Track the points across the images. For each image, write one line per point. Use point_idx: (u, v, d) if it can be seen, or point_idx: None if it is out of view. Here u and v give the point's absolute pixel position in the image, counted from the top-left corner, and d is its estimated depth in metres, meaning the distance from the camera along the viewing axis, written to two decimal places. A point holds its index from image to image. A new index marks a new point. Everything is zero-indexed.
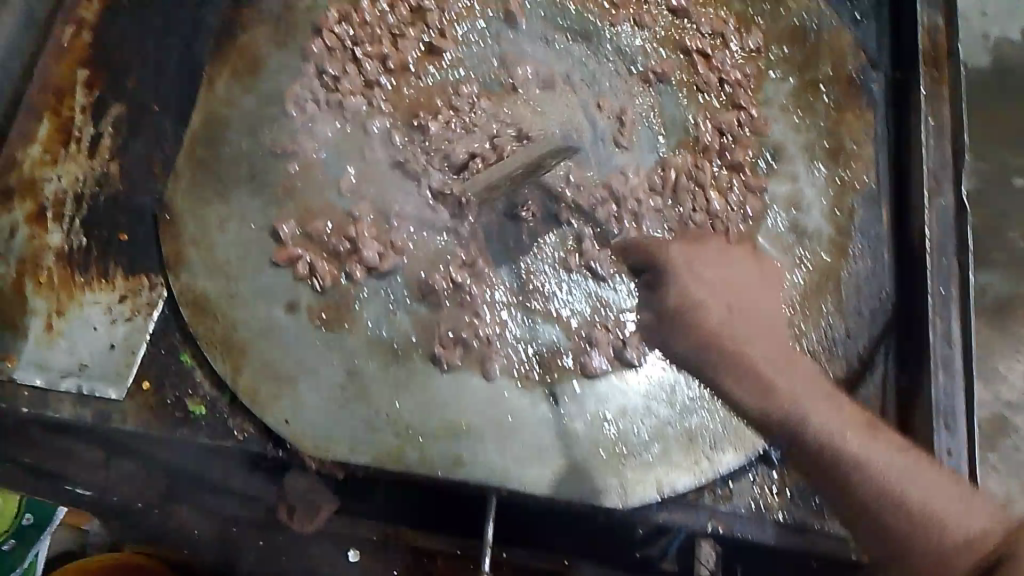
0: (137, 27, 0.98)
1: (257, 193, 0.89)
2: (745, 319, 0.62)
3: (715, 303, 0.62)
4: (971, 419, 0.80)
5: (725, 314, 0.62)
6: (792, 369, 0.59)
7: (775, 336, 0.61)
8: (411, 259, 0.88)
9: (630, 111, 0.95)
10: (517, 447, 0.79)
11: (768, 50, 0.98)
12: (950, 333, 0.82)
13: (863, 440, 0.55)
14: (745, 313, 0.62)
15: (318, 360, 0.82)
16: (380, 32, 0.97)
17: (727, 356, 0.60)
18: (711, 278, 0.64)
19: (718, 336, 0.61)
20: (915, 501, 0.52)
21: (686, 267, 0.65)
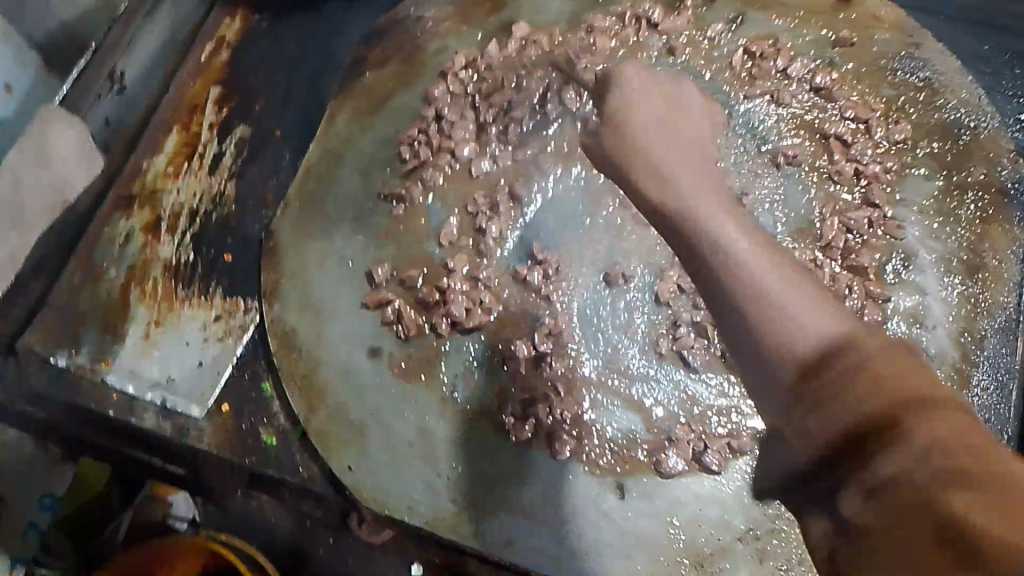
0: (272, 53, 1.02)
1: (360, 231, 0.91)
2: (680, 148, 0.58)
3: (645, 116, 0.61)
4: None
5: (648, 123, 0.60)
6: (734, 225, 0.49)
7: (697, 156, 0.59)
8: (497, 320, 0.86)
9: (752, 194, 0.89)
10: (574, 539, 0.76)
11: (915, 145, 0.90)
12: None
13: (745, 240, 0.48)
14: (672, 134, 0.59)
15: (389, 412, 0.82)
16: (502, 80, 0.96)
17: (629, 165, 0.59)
18: (658, 107, 0.62)
19: (647, 178, 0.58)
20: (771, 290, 0.46)
21: (633, 85, 0.63)
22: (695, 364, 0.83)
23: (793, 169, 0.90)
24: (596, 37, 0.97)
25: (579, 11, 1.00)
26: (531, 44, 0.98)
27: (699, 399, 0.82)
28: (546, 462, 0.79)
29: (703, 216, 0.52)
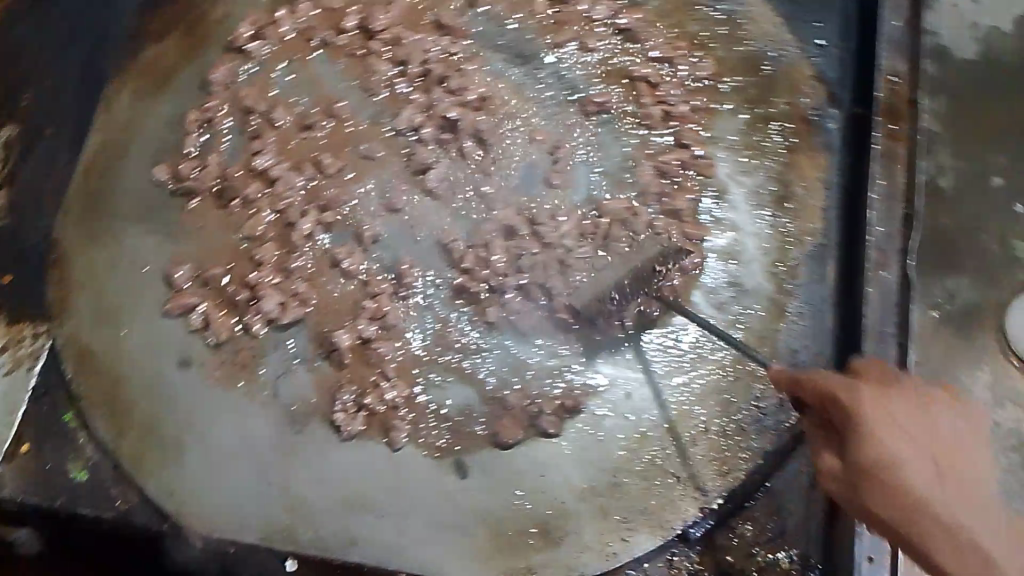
0: (40, 34, 0.87)
1: (153, 230, 0.84)
2: (925, 444, 0.52)
3: (908, 459, 0.51)
4: None
5: (911, 469, 0.51)
6: (897, 486, 0.51)
7: (933, 448, 0.52)
8: (315, 310, 0.81)
9: (567, 145, 0.87)
10: (418, 526, 0.74)
11: (720, 80, 0.90)
12: None
13: (951, 493, 0.51)
14: (946, 476, 0.51)
15: (210, 424, 0.77)
16: (297, 50, 0.90)
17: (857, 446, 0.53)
18: (913, 428, 0.52)
19: (900, 452, 0.51)
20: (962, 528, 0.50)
21: (874, 413, 0.53)
22: (523, 328, 0.80)
23: (608, 118, 0.88)
24: None
25: None
26: (325, 6, 0.92)
27: (531, 363, 0.80)
28: (382, 453, 0.76)
29: (920, 482, 0.51)
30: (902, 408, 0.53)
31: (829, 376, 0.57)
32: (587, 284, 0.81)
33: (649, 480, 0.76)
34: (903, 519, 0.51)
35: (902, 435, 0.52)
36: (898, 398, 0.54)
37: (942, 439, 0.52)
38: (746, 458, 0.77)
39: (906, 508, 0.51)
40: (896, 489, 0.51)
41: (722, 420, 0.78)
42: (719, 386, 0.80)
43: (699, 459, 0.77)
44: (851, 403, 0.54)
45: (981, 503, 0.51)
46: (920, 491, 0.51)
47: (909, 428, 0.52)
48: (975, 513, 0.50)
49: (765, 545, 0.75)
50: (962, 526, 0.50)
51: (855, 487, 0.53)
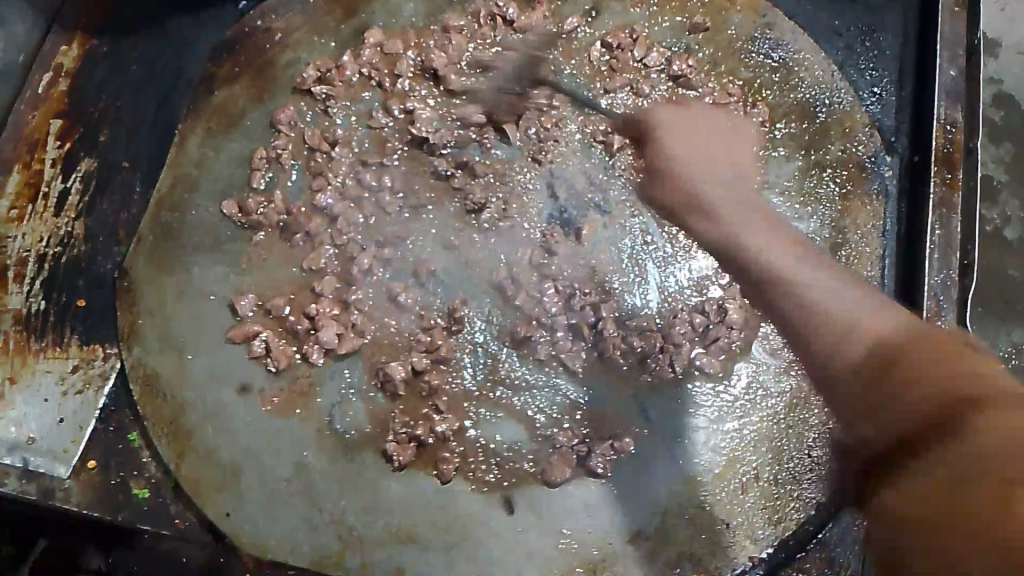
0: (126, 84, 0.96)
1: (221, 262, 0.87)
2: (722, 188, 0.66)
3: (715, 193, 0.65)
4: None
5: (720, 197, 0.65)
6: (780, 277, 0.57)
7: (748, 209, 0.64)
8: (369, 342, 0.83)
9: (618, 189, 0.88)
10: (464, 560, 0.74)
11: (774, 127, 0.91)
12: None
13: (809, 271, 0.56)
14: (704, 163, 0.67)
15: (269, 451, 0.79)
16: (361, 94, 0.94)
17: (687, 198, 0.66)
18: (697, 138, 0.69)
19: (722, 214, 0.64)
20: (821, 301, 0.54)
21: (678, 160, 0.67)
22: (575, 368, 0.81)
23: None
24: (452, 37, 0.95)
25: (435, 10, 0.97)
26: (387, 50, 0.95)
27: (579, 403, 0.80)
28: (434, 486, 0.77)
29: (790, 267, 0.57)
30: (705, 170, 0.67)
31: (671, 152, 0.68)
32: (641, 327, 0.82)
33: (699, 525, 0.75)
34: (901, 407, 0.45)
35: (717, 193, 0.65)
36: (709, 146, 0.69)
37: (813, 257, 0.59)
38: (798, 509, 0.76)
39: (824, 325, 0.53)
40: (733, 236, 0.62)
41: (771, 468, 0.77)
42: (771, 433, 0.78)
43: (749, 507, 0.76)
44: (706, 205, 0.65)
45: (872, 307, 0.53)
46: (795, 278, 0.56)
47: (735, 204, 0.64)
48: (817, 272, 0.56)
49: None
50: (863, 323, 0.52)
51: (722, 252, 0.63)
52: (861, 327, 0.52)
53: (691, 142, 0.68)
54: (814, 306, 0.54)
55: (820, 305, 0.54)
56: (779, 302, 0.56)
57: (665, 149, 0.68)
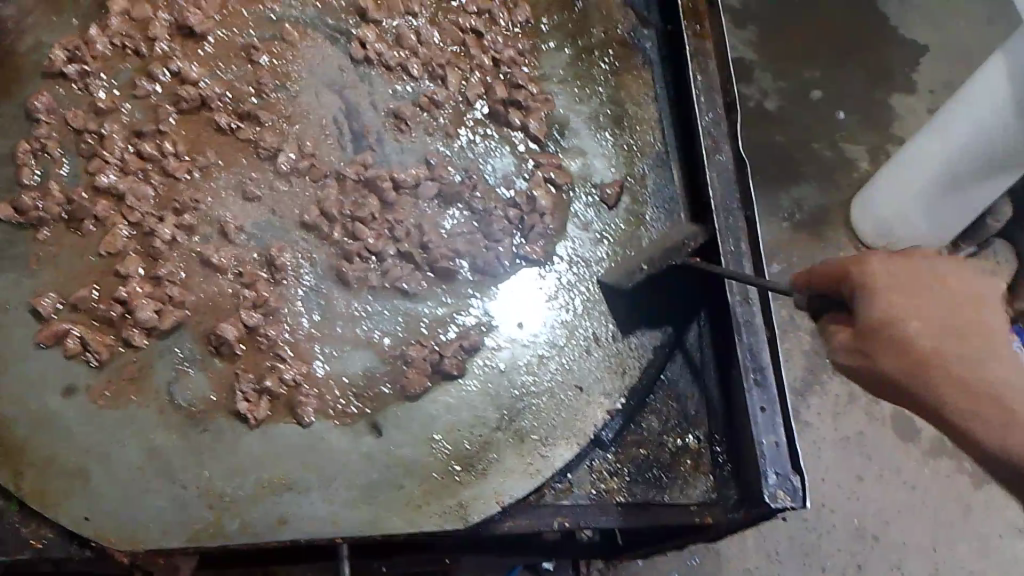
0: None
1: (7, 268, 0.80)
2: (934, 316, 0.62)
3: (927, 326, 0.62)
4: (779, 373, 0.77)
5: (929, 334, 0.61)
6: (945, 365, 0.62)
7: (929, 303, 0.63)
8: (193, 311, 0.80)
9: (409, 107, 0.89)
10: (344, 490, 0.74)
11: (539, 22, 0.95)
12: (747, 294, 0.79)
13: (909, 308, 0.62)
14: (906, 292, 0.63)
15: (114, 444, 0.75)
16: (121, 65, 0.89)
17: (886, 338, 0.62)
18: (937, 303, 0.63)
19: (906, 346, 0.62)
20: (927, 350, 0.61)
21: (883, 286, 0.63)
22: (412, 289, 0.82)
23: (443, 75, 0.90)
24: None
25: None
26: (136, 15, 0.91)
27: (422, 315, 0.82)
28: (297, 430, 0.76)
29: (891, 318, 0.62)
30: (910, 276, 0.64)
31: (883, 277, 0.64)
32: (465, 231, 0.85)
33: (557, 396, 0.79)
34: (920, 383, 0.62)
35: (935, 308, 0.63)
36: (897, 289, 0.63)
37: (929, 319, 0.62)
38: (637, 357, 0.81)
39: (930, 378, 0.62)
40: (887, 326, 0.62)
41: (605, 327, 0.82)
42: (601, 298, 0.83)
43: (595, 366, 0.81)
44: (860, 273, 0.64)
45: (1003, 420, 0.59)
46: (897, 330, 0.62)
47: (909, 297, 0.63)
48: (904, 273, 0.64)
49: (676, 431, 0.81)
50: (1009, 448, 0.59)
51: (870, 340, 0.63)
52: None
53: (897, 263, 0.64)
54: (893, 330, 0.62)
55: (988, 441, 0.60)
56: (881, 353, 0.63)
57: (862, 295, 0.64)
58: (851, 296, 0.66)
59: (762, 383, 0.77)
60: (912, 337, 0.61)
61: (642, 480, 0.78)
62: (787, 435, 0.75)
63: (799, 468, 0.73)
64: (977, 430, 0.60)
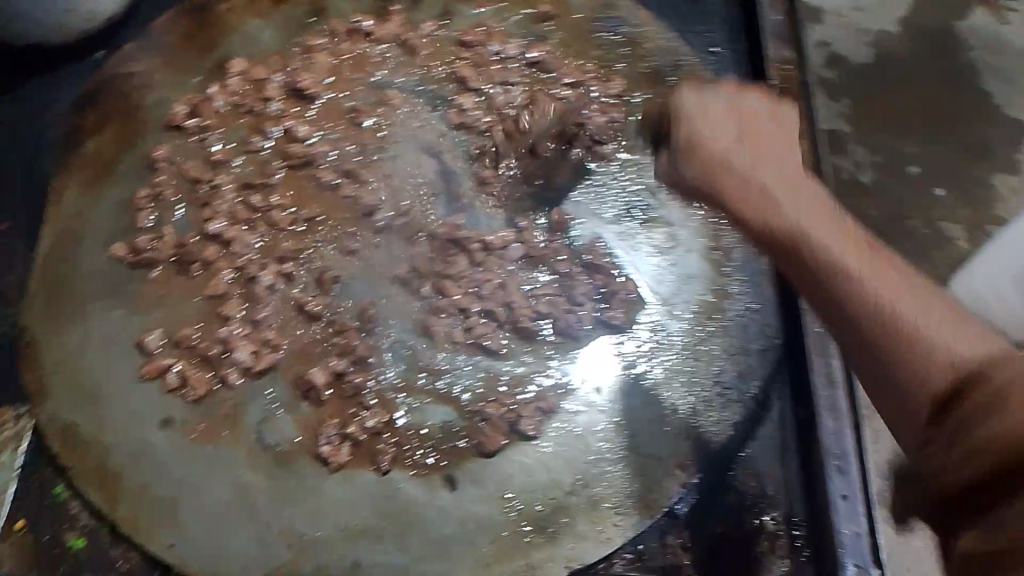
0: None
1: (120, 304, 0.86)
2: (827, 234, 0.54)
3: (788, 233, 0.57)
4: (864, 460, 0.75)
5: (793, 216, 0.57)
6: (786, 229, 0.57)
7: (793, 181, 0.60)
8: (286, 356, 0.84)
9: (499, 171, 0.93)
10: (417, 542, 0.76)
11: (631, 95, 0.98)
12: (832, 375, 0.79)
13: (827, 238, 0.54)
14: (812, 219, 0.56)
15: (204, 479, 0.78)
16: (235, 121, 0.95)
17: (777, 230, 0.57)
18: (761, 180, 0.61)
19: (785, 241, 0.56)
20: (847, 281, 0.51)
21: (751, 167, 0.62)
22: (494, 347, 0.84)
23: (536, 141, 0.93)
24: (315, 57, 0.99)
25: (293, 36, 1.01)
26: (254, 77, 0.97)
27: (502, 374, 0.83)
28: (375, 479, 0.79)
29: (798, 236, 0.55)
30: (722, 130, 0.66)
31: (703, 109, 0.68)
32: (547, 294, 0.86)
33: (634, 467, 0.79)
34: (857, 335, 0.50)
35: (744, 161, 0.63)
36: (763, 159, 0.63)
37: (811, 193, 0.59)
38: (716, 432, 0.81)
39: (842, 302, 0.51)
40: (797, 250, 0.55)
41: (684, 397, 0.83)
42: (681, 368, 0.84)
43: (672, 439, 0.81)
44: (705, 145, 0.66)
45: (944, 316, 0.46)
46: (809, 254, 0.54)
47: (756, 159, 0.63)
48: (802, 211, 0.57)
49: (749, 510, 0.78)
50: (912, 329, 0.46)
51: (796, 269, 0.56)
52: (914, 330, 0.46)
53: (712, 92, 0.69)
54: (814, 254, 0.54)
55: (880, 302, 0.48)
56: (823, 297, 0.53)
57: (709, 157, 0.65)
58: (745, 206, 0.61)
59: (845, 471, 0.75)
60: (818, 235, 0.54)
61: (715, 560, 0.76)
62: (869, 528, 0.72)
63: (880, 563, 0.71)
64: (851, 300, 0.50)
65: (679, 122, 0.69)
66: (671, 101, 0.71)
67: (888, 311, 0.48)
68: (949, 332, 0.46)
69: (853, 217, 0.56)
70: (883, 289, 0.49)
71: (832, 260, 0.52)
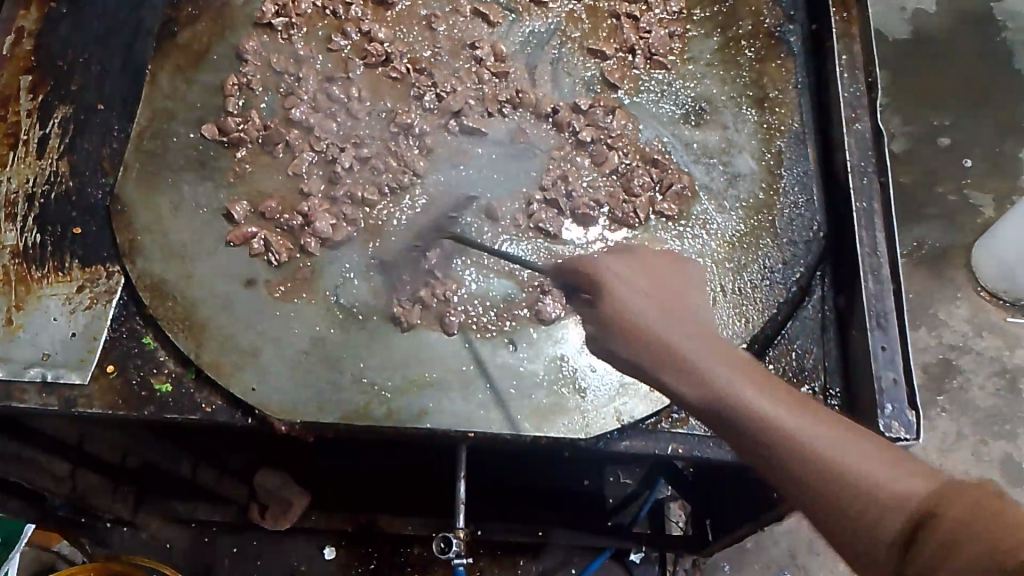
0: (92, 35, 1.01)
1: (208, 179, 0.93)
2: (689, 329, 0.60)
3: (647, 309, 0.62)
4: (903, 319, 0.81)
5: (660, 318, 0.61)
6: (678, 361, 0.58)
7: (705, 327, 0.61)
8: (363, 230, 0.90)
9: (563, 77, 0.99)
10: (480, 393, 0.82)
11: (691, 13, 1.04)
12: (876, 247, 0.85)
13: (791, 412, 0.54)
14: (678, 317, 0.61)
15: (282, 332, 0.85)
16: (318, 22, 1.02)
17: (662, 360, 0.59)
18: (641, 288, 0.63)
19: (668, 367, 0.59)
20: (799, 445, 0.53)
21: (617, 279, 0.65)
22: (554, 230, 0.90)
23: (599, 51, 1.00)
24: None
25: None
26: None
27: (564, 255, 0.89)
28: (445, 339, 0.85)
29: (722, 381, 0.57)
30: (637, 283, 0.64)
31: (618, 270, 0.65)
32: (606, 185, 0.92)
33: None
34: (808, 482, 0.52)
35: (635, 298, 0.63)
36: (647, 277, 0.65)
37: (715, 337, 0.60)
38: (760, 309, 0.87)
39: (796, 461, 0.53)
40: (698, 373, 0.57)
41: (729, 280, 0.88)
42: (728, 257, 0.89)
43: (721, 314, 0.86)
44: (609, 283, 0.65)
45: (880, 457, 0.51)
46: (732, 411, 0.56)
47: (663, 311, 0.61)
48: (755, 386, 0.56)
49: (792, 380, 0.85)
50: (855, 469, 0.51)
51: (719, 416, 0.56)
52: (843, 463, 0.51)
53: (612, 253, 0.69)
54: (740, 408, 0.55)
55: (839, 460, 0.51)
56: (780, 462, 0.53)
57: (612, 305, 0.63)
58: (646, 358, 0.60)
59: (884, 327, 0.81)
60: (718, 372, 0.57)
61: None
62: (905, 374, 0.79)
63: (915, 406, 0.77)
64: (804, 469, 0.52)
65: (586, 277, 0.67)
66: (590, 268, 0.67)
67: (847, 469, 0.51)
68: (886, 471, 0.50)
69: (686, 265, 0.67)
70: (807, 431, 0.53)
71: (740, 404, 0.55)
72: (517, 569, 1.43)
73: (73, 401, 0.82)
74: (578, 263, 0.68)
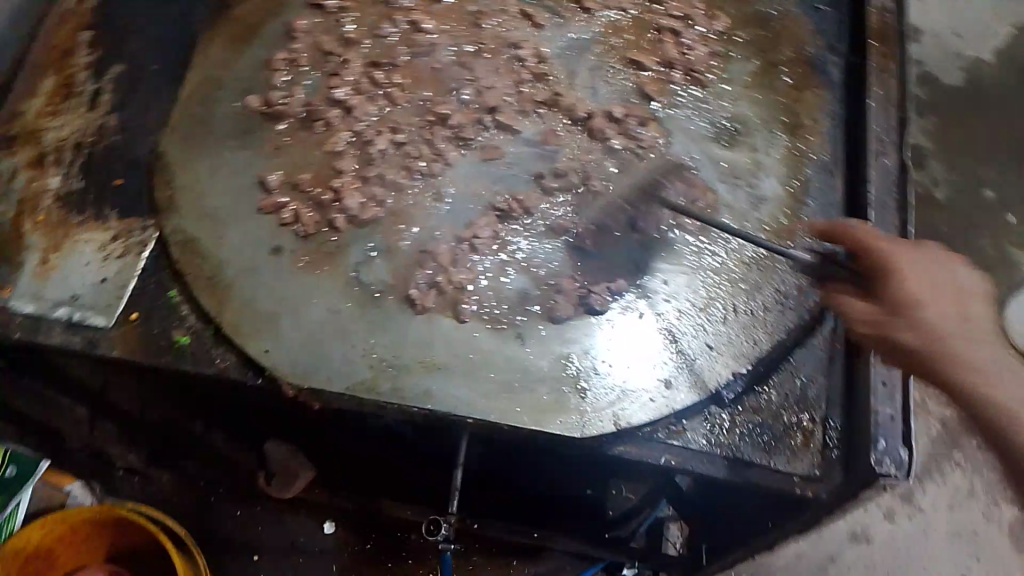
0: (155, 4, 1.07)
1: (246, 147, 0.96)
2: (968, 336, 0.69)
3: (938, 309, 0.70)
4: (907, 354, 0.82)
5: (949, 322, 0.70)
6: (978, 380, 0.66)
7: (974, 328, 0.70)
8: (388, 212, 0.92)
9: (600, 83, 1.01)
10: (484, 382, 0.84)
11: (733, 34, 1.05)
12: None
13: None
14: (966, 323, 0.70)
15: (300, 301, 0.88)
16: (368, 9, 1.05)
17: (939, 357, 0.68)
18: (936, 288, 0.72)
19: (951, 367, 0.68)
20: None
21: (909, 271, 0.73)
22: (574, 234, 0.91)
23: (638, 61, 1.02)
24: None
25: None
26: None
27: (581, 258, 0.90)
28: (454, 326, 0.87)
29: (998, 388, 0.66)
30: (932, 293, 0.71)
31: (905, 258, 0.74)
32: (632, 192, 0.93)
33: (691, 356, 0.86)
34: None
35: (935, 307, 0.70)
36: (924, 272, 0.73)
37: (990, 346, 0.69)
38: (769, 333, 0.87)
39: None
40: (973, 377, 0.67)
41: (740, 302, 0.89)
42: (740, 278, 0.91)
43: (729, 333, 0.87)
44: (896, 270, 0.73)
45: None
46: (1004, 418, 0.65)
47: (961, 318, 0.70)
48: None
49: (791, 406, 0.85)
50: None
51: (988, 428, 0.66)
52: None
53: (895, 240, 0.77)
54: (1009, 415, 0.65)
55: None
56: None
57: (899, 286, 0.72)
58: (926, 357, 0.69)
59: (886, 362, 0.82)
60: (996, 380, 0.66)
61: (753, 442, 0.83)
62: (902, 413, 0.80)
63: (908, 444, 0.78)
64: None
65: (886, 278, 0.74)
66: (892, 267, 0.74)
67: None
68: None
69: (960, 264, 0.75)
70: None
71: (1008, 411, 0.65)
72: (509, 569, 1.44)
73: (95, 344, 0.86)
74: (874, 248, 0.76)
